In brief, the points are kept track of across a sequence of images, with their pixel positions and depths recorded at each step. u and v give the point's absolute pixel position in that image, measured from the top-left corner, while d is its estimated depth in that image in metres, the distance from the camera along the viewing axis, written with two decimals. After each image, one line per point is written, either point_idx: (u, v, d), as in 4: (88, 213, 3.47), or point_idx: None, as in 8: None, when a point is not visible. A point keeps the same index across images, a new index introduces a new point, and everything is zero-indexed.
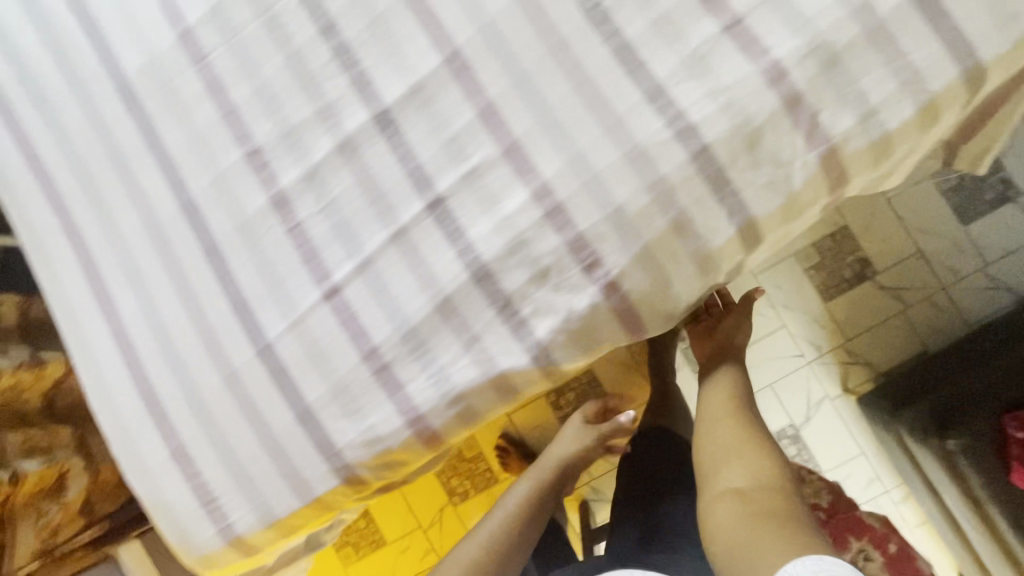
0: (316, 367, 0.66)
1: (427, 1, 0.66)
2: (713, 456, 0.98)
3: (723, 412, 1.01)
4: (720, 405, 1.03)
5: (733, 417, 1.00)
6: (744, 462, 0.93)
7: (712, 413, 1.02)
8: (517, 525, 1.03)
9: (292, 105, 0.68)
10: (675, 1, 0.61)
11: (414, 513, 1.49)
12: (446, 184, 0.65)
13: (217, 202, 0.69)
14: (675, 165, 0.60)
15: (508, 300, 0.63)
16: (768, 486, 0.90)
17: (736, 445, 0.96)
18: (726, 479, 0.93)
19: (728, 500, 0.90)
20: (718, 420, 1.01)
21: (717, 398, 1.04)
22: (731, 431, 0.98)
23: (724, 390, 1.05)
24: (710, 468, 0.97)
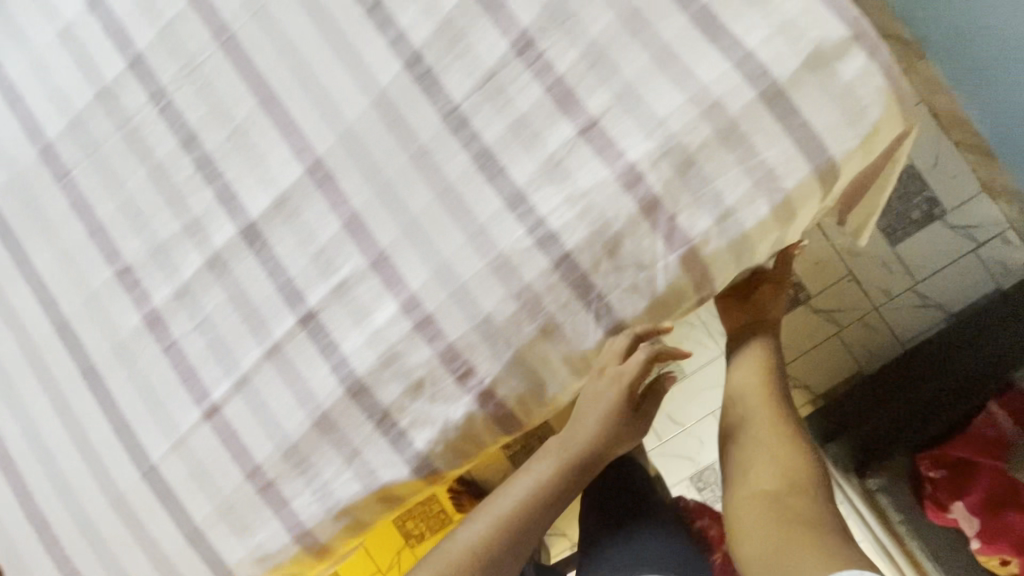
0: (201, 487, 0.66)
1: (286, 109, 0.64)
2: (740, 450, 0.75)
3: (755, 397, 0.76)
4: (754, 393, 0.77)
5: (766, 407, 0.75)
6: (775, 456, 0.72)
7: (745, 402, 0.77)
8: (513, 522, 0.66)
9: (158, 220, 0.66)
10: (532, 103, 0.60)
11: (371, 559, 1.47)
12: (316, 297, 0.64)
13: (91, 322, 0.68)
14: (539, 274, 0.60)
15: (385, 413, 0.63)
16: (800, 487, 0.68)
17: (763, 434, 0.74)
18: (754, 477, 0.71)
19: (759, 501, 0.69)
20: (748, 411, 0.76)
21: (750, 385, 0.77)
22: (765, 425, 0.74)
23: (760, 373, 0.78)
24: (735, 463, 0.75)
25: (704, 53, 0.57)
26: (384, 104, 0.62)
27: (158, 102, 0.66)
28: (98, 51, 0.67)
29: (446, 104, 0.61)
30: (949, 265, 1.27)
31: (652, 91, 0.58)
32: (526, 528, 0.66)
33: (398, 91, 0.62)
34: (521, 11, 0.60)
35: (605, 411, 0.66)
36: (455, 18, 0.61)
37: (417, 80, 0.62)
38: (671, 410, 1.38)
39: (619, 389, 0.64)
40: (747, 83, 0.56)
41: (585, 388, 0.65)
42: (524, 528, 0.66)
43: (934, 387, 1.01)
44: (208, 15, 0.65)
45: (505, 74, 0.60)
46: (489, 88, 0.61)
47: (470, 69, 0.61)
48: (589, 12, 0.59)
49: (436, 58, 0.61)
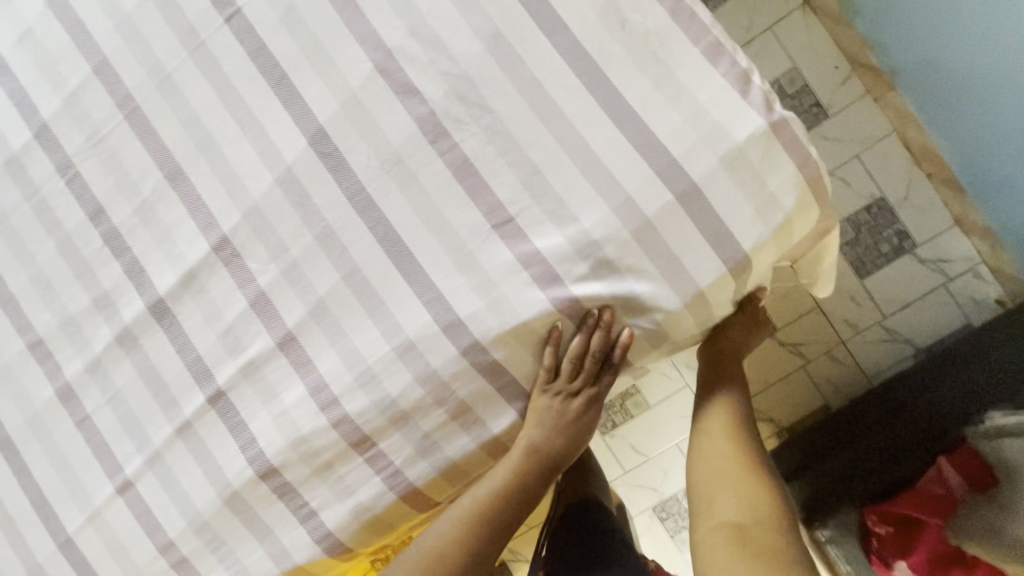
0: (117, 560, 0.66)
1: (193, 184, 0.63)
2: (703, 480, 0.69)
3: (717, 423, 0.71)
4: (717, 420, 0.71)
5: (730, 433, 0.70)
6: (739, 483, 0.66)
7: (706, 430, 0.71)
8: (477, 524, 0.61)
9: (69, 293, 0.66)
10: (434, 183, 0.58)
11: None
12: (224, 376, 0.63)
13: (5, 393, 0.68)
14: (444, 360, 0.58)
15: (295, 493, 0.62)
16: (766, 516, 0.63)
17: (726, 461, 0.68)
18: (719, 506, 0.66)
19: (724, 535, 0.64)
20: (708, 441, 0.70)
21: (715, 413, 0.72)
22: (727, 453, 0.68)
23: (724, 398, 0.73)
24: (698, 494, 0.69)
25: (606, 135, 0.55)
26: (290, 179, 0.61)
27: (64, 174, 0.66)
28: (7, 122, 0.67)
29: (350, 182, 0.60)
30: (919, 300, 1.22)
31: (554, 175, 0.56)
32: (498, 530, 0.62)
33: (304, 167, 0.61)
34: (423, 87, 0.59)
35: (559, 420, 0.61)
36: (357, 93, 0.60)
37: (322, 157, 0.60)
38: (635, 439, 1.35)
39: (577, 397, 0.61)
40: (653, 168, 0.54)
41: (542, 403, 0.60)
42: (483, 530, 0.61)
43: (881, 440, 1.04)
44: (112, 86, 0.64)
45: (409, 151, 0.59)
46: (391, 165, 0.59)
47: (373, 147, 0.60)
48: (490, 91, 0.57)
49: (340, 135, 0.60)
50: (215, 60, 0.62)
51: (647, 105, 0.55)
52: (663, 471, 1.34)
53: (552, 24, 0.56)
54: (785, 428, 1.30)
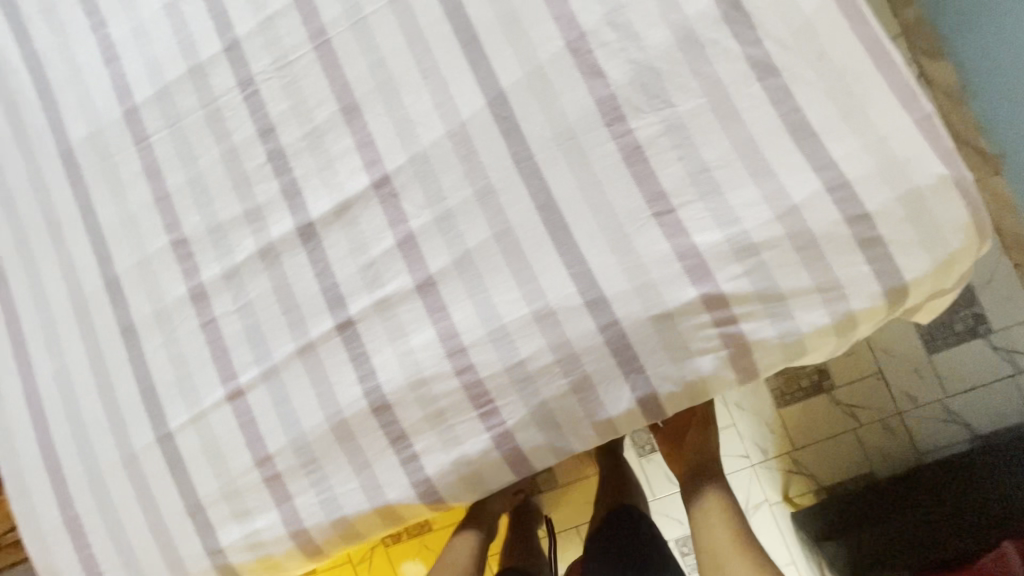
0: (211, 463, 0.67)
1: (366, 122, 0.66)
2: (715, 563, 0.83)
3: (717, 520, 0.87)
4: (716, 510, 0.88)
5: (726, 519, 0.86)
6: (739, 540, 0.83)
7: (711, 523, 0.87)
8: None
9: (223, 200, 0.69)
10: (604, 164, 0.61)
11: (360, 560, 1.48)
12: (358, 307, 0.65)
13: (139, 282, 0.70)
14: (581, 333, 0.60)
15: (402, 434, 0.64)
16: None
17: (729, 538, 0.84)
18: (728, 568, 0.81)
19: None
20: (713, 534, 0.85)
21: (710, 506, 0.89)
22: (727, 529, 0.85)
23: (711, 495, 0.90)
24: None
25: (783, 149, 0.57)
26: (461, 135, 0.64)
27: (244, 89, 0.69)
28: (199, 30, 0.70)
29: (520, 149, 0.63)
30: (985, 385, 1.24)
31: (724, 176, 0.58)
32: None
33: (477, 126, 0.64)
34: (611, 72, 0.61)
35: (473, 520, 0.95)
36: (545, 66, 0.63)
37: (497, 120, 0.63)
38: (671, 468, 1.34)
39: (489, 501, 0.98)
40: (825, 190, 0.56)
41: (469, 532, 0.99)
42: None
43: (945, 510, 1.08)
44: (309, 16, 0.68)
45: (586, 127, 0.61)
46: (562, 138, 0.62)
47: (551, 120, 0.62)
48: (676, 88, 0.60)
49: (519, 102, 0.63)
50: (413, 11, 0.66)
51: (829, 127, 0.57)
52: None
53: (748, 36, 0.59)
54: (828, 487, 1.30)
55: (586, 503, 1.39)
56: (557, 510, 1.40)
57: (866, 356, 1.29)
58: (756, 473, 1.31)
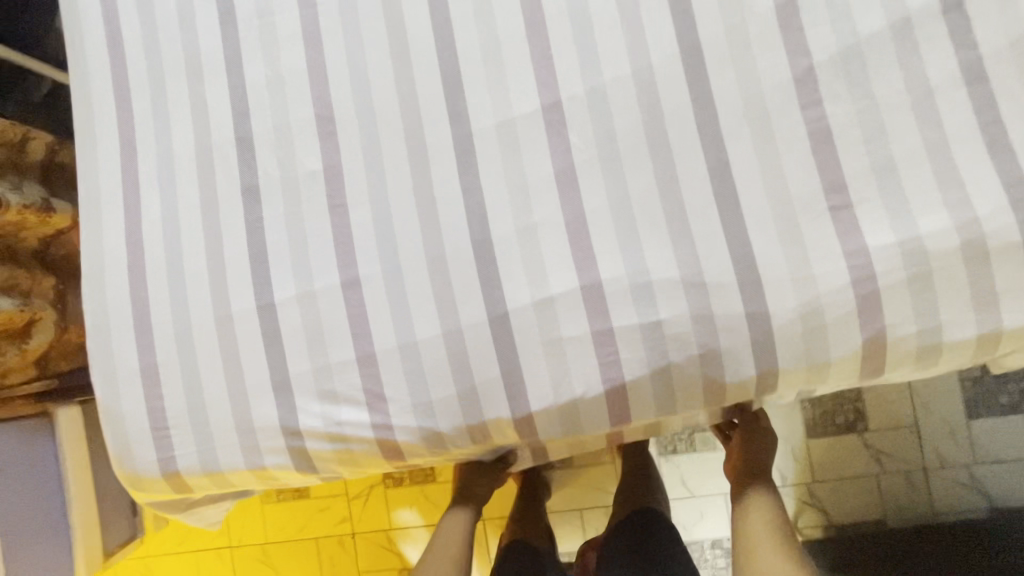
0: (309, 346, 0.65)
1: (549, 43, 0.64)
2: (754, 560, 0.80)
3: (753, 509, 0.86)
4: (757, 507, 0.86)
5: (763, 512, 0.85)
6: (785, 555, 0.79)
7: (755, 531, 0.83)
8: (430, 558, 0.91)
9: (380, 87, 0.67)
10: (787, 141, 0.60)
11: (352, 489, 1.50)
12: (499, 224, 0.63)
13: (274, 149, 0.68)
14: (726, 306, 0.59)
15: (515, 359, 0.62)
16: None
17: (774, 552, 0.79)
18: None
19: None
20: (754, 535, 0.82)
21: (750, 502, 0.87)
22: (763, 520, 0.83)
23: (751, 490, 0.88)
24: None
25: (973, 161, 0.57)
26: (644, 79, 0.62)
27: None
28: None
29: (704, 106, 0.61)
30: (1013, 459, 1.27)
31: (908, 175, 0.58)
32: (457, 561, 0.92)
33: (665, 73, 0.62)
34: (815, 51, 0.60)
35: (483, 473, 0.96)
36: (748, 28, 0.61)
37: (687, 70, 0.62)
38: (687, 473, 1.36)
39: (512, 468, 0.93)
40: (1011, 208, 0.56)
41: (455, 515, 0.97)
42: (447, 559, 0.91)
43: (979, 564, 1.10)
44: None
45: (777, 99, 0.60)
46: (749, 103, 0.61)
47: (742, 84, 0.61)
48: (878, 81, 0.59)
49: (714, 58, 0.62)
50: None
51: None
52: (699, 514, 1.35)
53: (964, 44, 0.58)
54: (838, 526, 1.31)
55: (597, 489, 1.40)
56: (567, 489, 1.40)
57: (906, 408, 1.30)
58: None
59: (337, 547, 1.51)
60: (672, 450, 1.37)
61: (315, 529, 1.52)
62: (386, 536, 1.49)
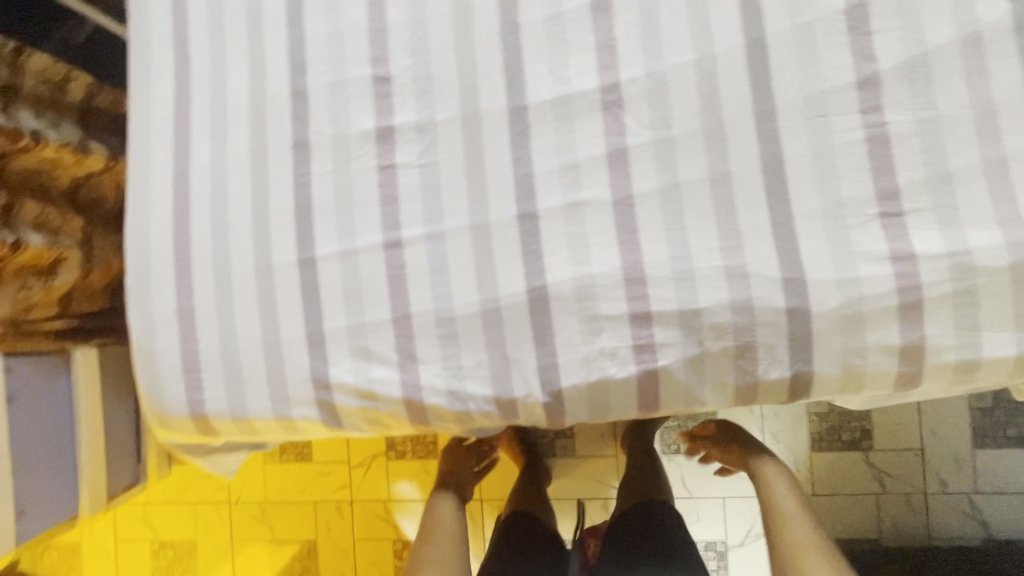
0: (347, 303, 0.66)
1: (613, 25, 0.64)
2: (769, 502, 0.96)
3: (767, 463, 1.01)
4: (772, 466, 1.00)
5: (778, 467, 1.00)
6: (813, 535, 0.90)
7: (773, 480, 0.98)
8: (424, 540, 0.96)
9: (440, 54, 0.67)
10: (843, 144, 0.60)
11: (354, 458, 1.52)
12: (546, 201, 0.64)
13: (328, 105, 0.69)
14: (766, 302, 0.59)
15: (549, 335, 0.63)
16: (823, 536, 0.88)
17: (789, 507, 0.93)
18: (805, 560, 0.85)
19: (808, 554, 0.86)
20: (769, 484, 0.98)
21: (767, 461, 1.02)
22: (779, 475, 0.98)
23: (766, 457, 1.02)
24: (776, 530, 0.91)
25: None
26: (705, 69, 0.62)
27: None
28: None
29: (764, 102, 0.61)
30: (1015, 492, 1.27)
31: (963, 189, 0.58)
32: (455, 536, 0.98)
33: (727, 66, 0.62)
34: (882, 56, 0.60)
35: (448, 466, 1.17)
36: (816, 26, 0.61)
37: (749, 64, 0.62)
38: (688, 474, 1.37)
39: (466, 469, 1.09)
40: None
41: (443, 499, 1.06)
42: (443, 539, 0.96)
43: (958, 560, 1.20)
44: None
45: (837, 101, 0.60)
46: (808, 104, 0.61)
47: (805, 83, 0.61)
48: (942, 93, 0.59)
49: (778, 55, 0.61)
50: None
51: None
52: (697, 515, 1.37)
53: None
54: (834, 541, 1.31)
55: (597, 481, 1.41)
56: (567, 478, 1.42)
57: (913, 431, 1.30)
58: None
59: (334, 513, 1.53)
60: (674, 449, 1.38)
61: (314, 493, 1.53)
62: (383, 506, 1.51)
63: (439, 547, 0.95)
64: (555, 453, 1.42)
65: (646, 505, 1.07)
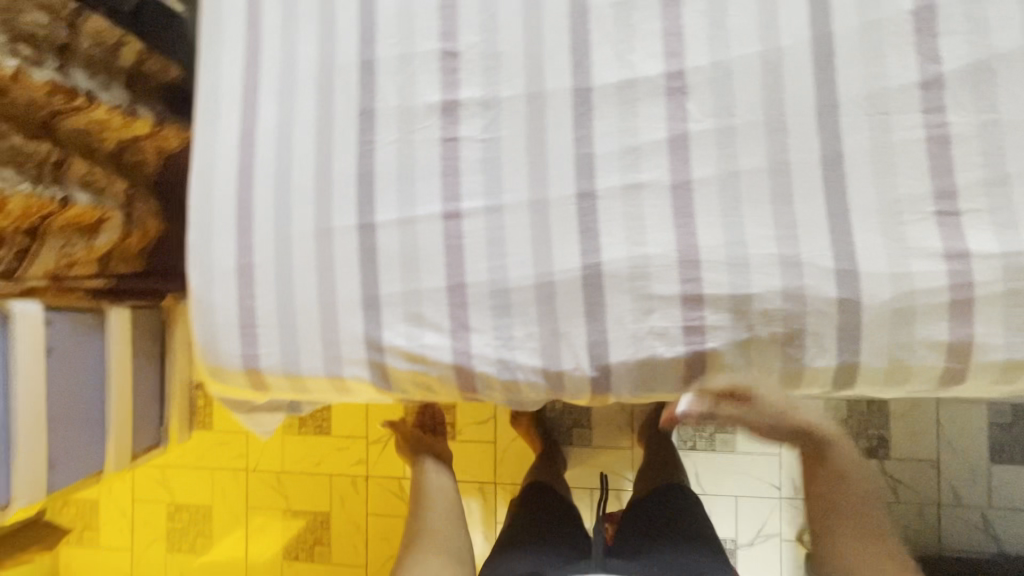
0: (403, 269, 0.68)
1: (681, 13, 0.66)
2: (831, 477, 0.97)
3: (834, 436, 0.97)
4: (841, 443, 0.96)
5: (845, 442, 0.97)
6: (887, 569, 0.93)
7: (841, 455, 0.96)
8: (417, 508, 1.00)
9: (508, 33, 0.68)
10: (903, 143, 0.61)
11: (372, 435, 1.55)
12: (605, 181, 0.65)
13: (395, 77, 0.70)
14: (817, 291, 0.61)
15: (601, 312, 0.64)
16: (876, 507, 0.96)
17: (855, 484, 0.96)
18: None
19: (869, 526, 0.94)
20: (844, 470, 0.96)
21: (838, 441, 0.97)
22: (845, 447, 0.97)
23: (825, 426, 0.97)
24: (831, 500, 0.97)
25: None
26: (771, 61, 0.64)
27: None
28: None
29: (827, 96, 0.62)
30: None
31: (1019, 193, 0.59)
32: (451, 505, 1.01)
33: (792, 59, 0.63)
34: (947, 58, 0.61)
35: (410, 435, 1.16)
36: (883, 25, 0.62)
37: (815, 58, 0.63)
38: (703, 470, 1.39)
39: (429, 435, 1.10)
40: None
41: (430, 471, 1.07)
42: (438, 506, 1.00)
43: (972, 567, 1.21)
44: None
45: (900, 100, 0.61)
46: (871, 101, 0.62)
47: (869, 80, 0.62)
48: (1006, 97, 0.60)
49: (844, 52, 0.62)
50: None
51: None
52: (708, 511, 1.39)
53: None
54: None
55: (610, 472, 1.43)
56: (583, 467, 1.43)
57: (930, 443, 1.31)
58: (780, 503, 1.37)
59: (349, 488, 1.55)
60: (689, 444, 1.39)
61: (331, 466, 1.56)
62: (398, 484, 1.53)
63: (432, 516, 0.98)
64: (571, 441, 1.44)
65: (665, 490, 1.10)
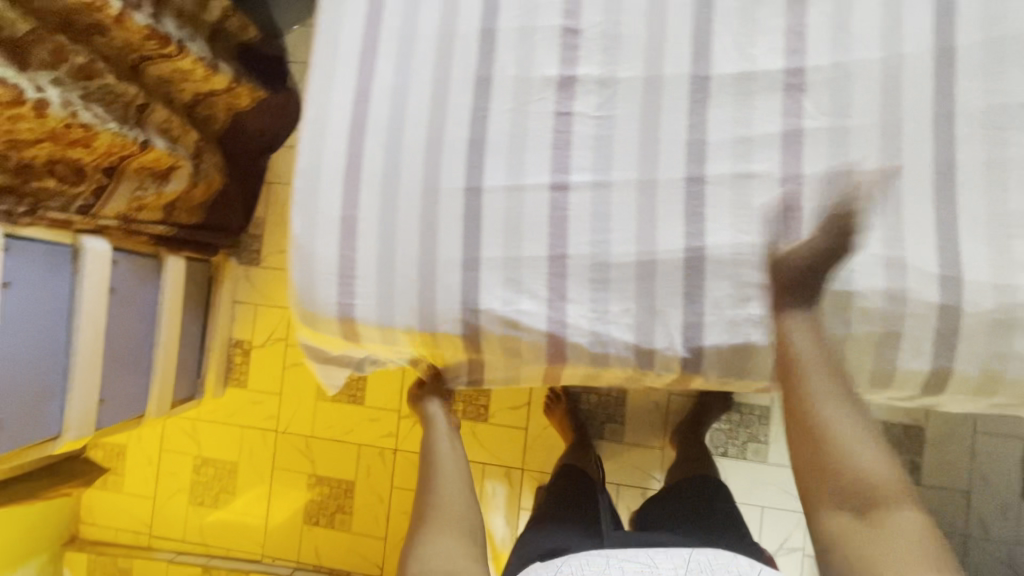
0: (506, 235, 0.69)
1: (806, 13, 0.67)
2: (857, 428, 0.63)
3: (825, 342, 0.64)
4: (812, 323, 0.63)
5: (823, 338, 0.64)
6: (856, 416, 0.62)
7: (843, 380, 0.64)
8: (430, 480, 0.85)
9: (632, 16, 0.70)
10: (1017, 159, 0.62)
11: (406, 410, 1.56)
12: (716, 169, 0.67)
13: (515, 48, 0.72)
14: (917, 294, 0.62)
15: (699, 294, 0.66)
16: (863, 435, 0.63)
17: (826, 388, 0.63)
18: (875, 482, 0.61)
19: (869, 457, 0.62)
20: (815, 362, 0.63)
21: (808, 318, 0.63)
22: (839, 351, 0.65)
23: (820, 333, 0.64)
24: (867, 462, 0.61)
25: None
26: (893, 67, 0.65)
27: None
28: None
29: (945, 107, 0.64)
30: None
31: None
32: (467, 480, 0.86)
33: (913, 68, 0.65)
34: None
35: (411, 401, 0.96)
36: (1008, 42, 0.63)
37: (936, 69, 0.64)
38: (732, 478, 1.39)
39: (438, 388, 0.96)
40: None
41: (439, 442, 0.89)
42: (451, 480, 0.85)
43: None
44: None
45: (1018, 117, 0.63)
46: (988, 115, 0.63)
47: (987, 95, 0.63)
48: None
49: (966, 65, 0.64)
50: None
51: None
52: None
53: None
54: None
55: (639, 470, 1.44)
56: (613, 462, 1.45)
57: (964, 474, 1.31)
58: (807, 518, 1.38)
59: (377, 459, 1.57)
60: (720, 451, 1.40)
61: (362, 436, 1.58)
62: None
63: (446, 484, 0.84)
64: (604, 435, 1.45)
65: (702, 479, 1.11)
